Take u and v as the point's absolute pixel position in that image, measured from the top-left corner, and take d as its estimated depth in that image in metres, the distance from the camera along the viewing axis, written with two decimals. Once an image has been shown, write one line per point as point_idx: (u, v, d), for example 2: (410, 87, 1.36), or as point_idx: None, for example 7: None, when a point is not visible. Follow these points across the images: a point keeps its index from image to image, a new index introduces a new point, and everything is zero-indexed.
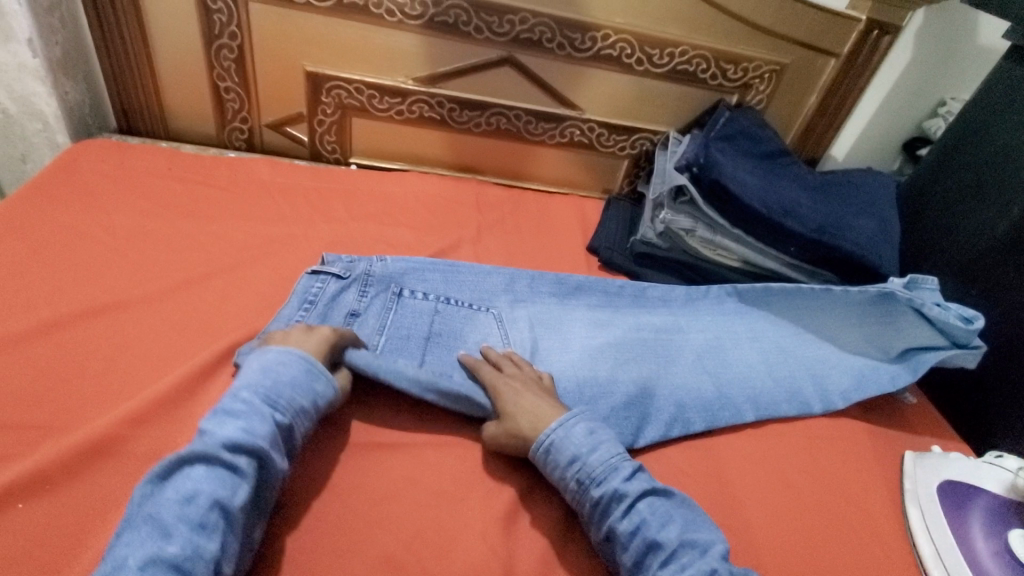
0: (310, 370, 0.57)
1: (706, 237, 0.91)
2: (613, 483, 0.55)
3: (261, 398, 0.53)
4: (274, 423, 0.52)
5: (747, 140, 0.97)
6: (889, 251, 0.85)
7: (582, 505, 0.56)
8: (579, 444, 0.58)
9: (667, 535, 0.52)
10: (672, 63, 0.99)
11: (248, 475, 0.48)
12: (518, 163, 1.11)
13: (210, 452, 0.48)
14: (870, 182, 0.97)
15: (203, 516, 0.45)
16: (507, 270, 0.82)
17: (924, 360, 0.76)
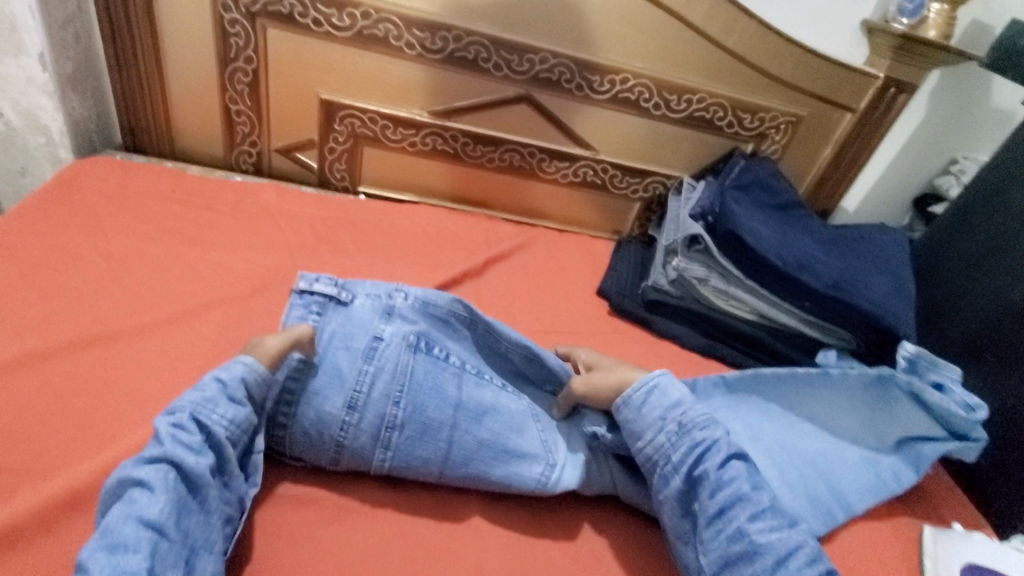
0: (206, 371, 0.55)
1: (720, 287, 0.89)
2: (715, 434, 0.62)
3: (165, 415, 0.51)
4: (171, 427, 0.50)
5: (763, 191, 0.97)
6: (908, 311, 0.83)
7: (678, 446, 0.61)
8: (681, 394, 0.65)
9: (757, 494, 0.58)
10: (689, 110, 0.99)
11: (161, 484, 0.46)
12: (529, 201, 1.09)
13: (116, 481, 0.47)
14: (883, 238, 0.96)
15: (120, 535, 0.43)
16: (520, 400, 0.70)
17: (923, 453, 0.73)
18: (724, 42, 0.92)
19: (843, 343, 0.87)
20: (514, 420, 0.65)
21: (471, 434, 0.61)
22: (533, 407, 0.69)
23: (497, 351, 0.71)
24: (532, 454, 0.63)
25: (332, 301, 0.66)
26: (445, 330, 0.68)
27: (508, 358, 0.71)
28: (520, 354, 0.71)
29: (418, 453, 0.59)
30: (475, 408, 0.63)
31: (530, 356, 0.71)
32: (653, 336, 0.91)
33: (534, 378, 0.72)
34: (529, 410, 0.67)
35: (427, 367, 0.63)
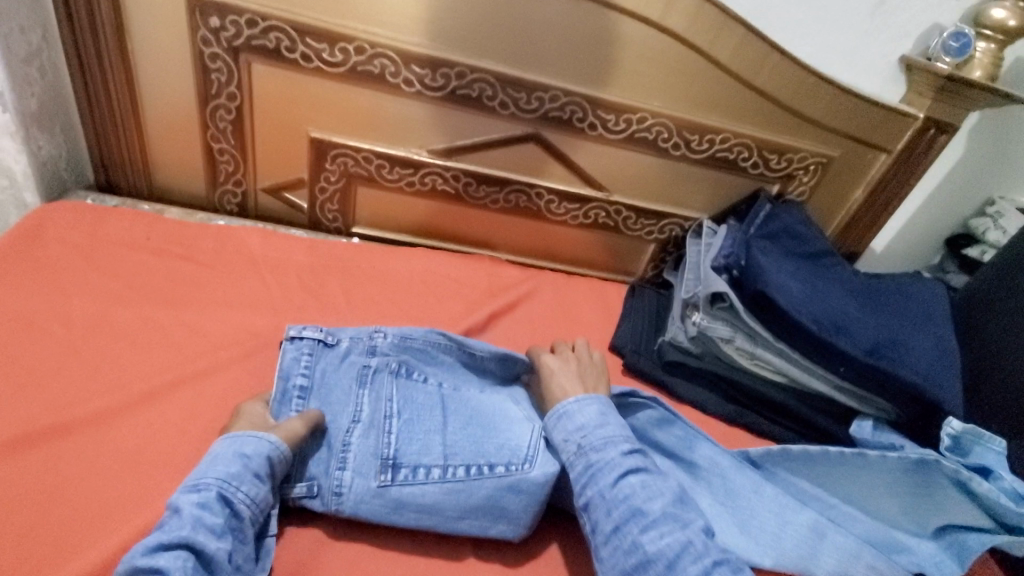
0: (221, 446, 0.54)
1: (746, 348, 0.81)
2: (610, 454, 0.58)
3: (182, 496, 0.49)
4: (188, 509, 0.48)
5: (791, 239, 0.89)
6: (954, 381, 0.76)
7: (575, 467, 0.59)
8: (588, 417, 0.61)
9: (653, 507, 0.54)
10: (711, 150, 0.91)
11: (177, 569, 0.44)
12: (536, 243, 1.02)
13: (125, 568, 0.44)
14: (921, 290, 0.88)
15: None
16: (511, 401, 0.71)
17: (968, 544, 0.65)
18: (752, 81, 0.84)
19: (882, 413, 0.79)
20: (499, 406, 0.67)
21: (462, 416, 0.64)
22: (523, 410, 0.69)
23: (477, 366, 0.72)
24: (521, 423, 0.65)
25: (320, 344, 0.67)
26: (427, 353, 0.70)
27: (483, 368, 0.72)
28: (492, 359, 0.72)
29: (419, 431, 0.61)
30: (463, 402, 0.66)
31: (503, 357, 0.72)
32: (671, 399, 0.83)
33: (515, 386, 0.74)
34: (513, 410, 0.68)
35: (406, 392, 0.64)
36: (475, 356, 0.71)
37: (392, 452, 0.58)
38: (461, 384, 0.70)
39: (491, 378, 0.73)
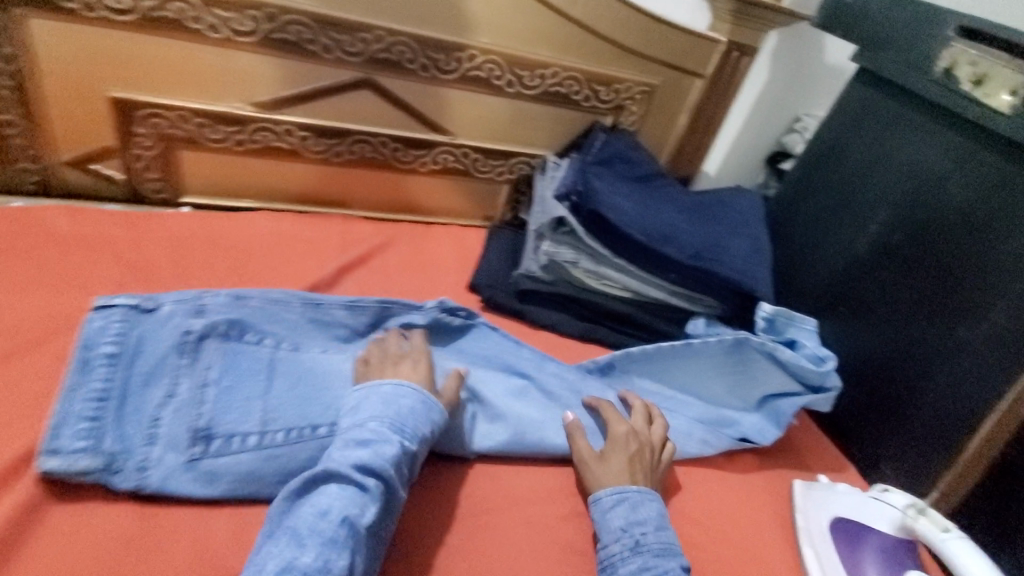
0: (424, 402, 0.59)
1: (590, 268, 0.87)
2: (669, 563, 0.53)
3: (387, 425, 0.55)
4: (405, 448, 0.54)
5: (622, 163, 0.96)
6: (764, 271, 0.85)
7: (626, 562, 0.53)
8: (650, 514, 0.57)
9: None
10: (543, 85, 0.95)
11: (376, 494, 0.50)
12: (388, 195, 1.00)
13: (340, 469, 0.50)
14: (739, 200, 0.98)
15: (331, 529, 0.46)
16: (353, 353, 0.69)
17: (782, 409, 0.75)
18: (569, 13, 0.88)
19: (710, 311, 0.88)
20: (335, 367, 0.65)
21: (290, 376, 0.62)
22: (360, 359, 0.68)
23: (325, 320, 0.70)
24: (353, 380, 0.64)
25: (136, 310, 0.60)
26: (266, 312, 0.67)
27: (332, 319, 0.71)
28: (342, 309, 0.72)
29: (236, 399, 0.57)
30: (296, 363, 0.64)
31: (351, 305, 0.72)
32: (528, 326, 0.87)
33: (369, 338, 0.73)
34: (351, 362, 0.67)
35: (228, 356, 0.60)
36: (322, 309, 0.70)
37: (205, 423, 0.55)
38: (302, 343, 0.68)
39: (340, 332, 0.71)
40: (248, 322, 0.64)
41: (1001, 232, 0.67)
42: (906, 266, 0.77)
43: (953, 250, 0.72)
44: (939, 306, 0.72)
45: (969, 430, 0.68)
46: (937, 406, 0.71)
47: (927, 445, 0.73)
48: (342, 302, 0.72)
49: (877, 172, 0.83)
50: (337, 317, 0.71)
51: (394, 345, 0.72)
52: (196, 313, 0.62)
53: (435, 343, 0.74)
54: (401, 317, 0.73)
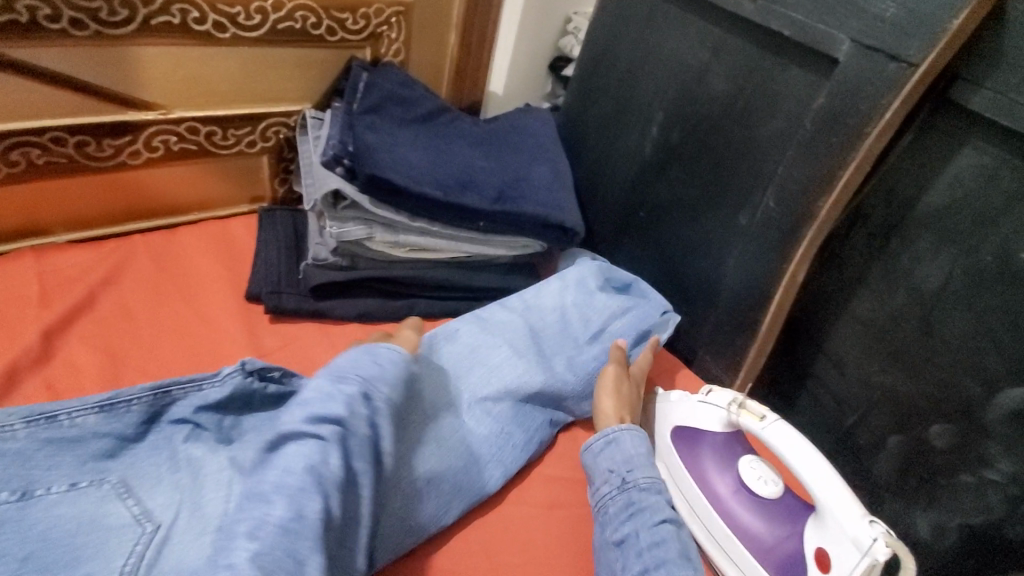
0: (377, 355, 0.58)
1: (389, 240, 0.75)
2: (654, 499, 0.57)
3: (329, 381, 0.54)
4: (356, 387, 0.53)
5: (396, 105, 0.82)
6: (568, 197, 0.82)
7: (614, 499, 0.57)
8: (640, 449, 0.61)
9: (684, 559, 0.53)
10: (269, 22, 0.74)
11: (334, 438, 0.49)
12: (106, 205, 0.76)
13: (293, 429, 0.50)
14: (531, 121, 0.91)
15: (298, 479, 0.46)
16: (120, 483, 0.49)
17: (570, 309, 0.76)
18: None
19: (529, 249, 0.83)
20: (87, 513, 0.46)
21: (9, 558, 0.42)
22: (124, 487, 0.49)
23: (71, 436, 0.50)
24: (115, 535, 0.45)
25: None
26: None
27: (81, 431, 0.50)
28: (93, 414, 0.51)
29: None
30: (19, 528, 0.44)
31: (107, 406, 0.51)
32: (334, 325, 0.75)
33: (146, 441, 0.52)
34: (113, 496, 0.48)
35: None
36: (56, 422, 0.50)
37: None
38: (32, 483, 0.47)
39: (99, 446, 0.50)
40: None
41: (762, 115, 0.68)
42: (689, 165, 0.77)
43: (724, 141, 0.72)
44: (721, 199, 0.74)
45: (764, 305, 0.72)
46: (732, 290, 0.75)
47: (732, 330, 0.77)
48: (101, 399, 0.51)
49: (647, 71, 0.80)
50: (93, 429, 0.50)
51: (181, 444, 0.53)
52: None
53: (244, 415, 0.57)
54: (189, 400, 0.54)
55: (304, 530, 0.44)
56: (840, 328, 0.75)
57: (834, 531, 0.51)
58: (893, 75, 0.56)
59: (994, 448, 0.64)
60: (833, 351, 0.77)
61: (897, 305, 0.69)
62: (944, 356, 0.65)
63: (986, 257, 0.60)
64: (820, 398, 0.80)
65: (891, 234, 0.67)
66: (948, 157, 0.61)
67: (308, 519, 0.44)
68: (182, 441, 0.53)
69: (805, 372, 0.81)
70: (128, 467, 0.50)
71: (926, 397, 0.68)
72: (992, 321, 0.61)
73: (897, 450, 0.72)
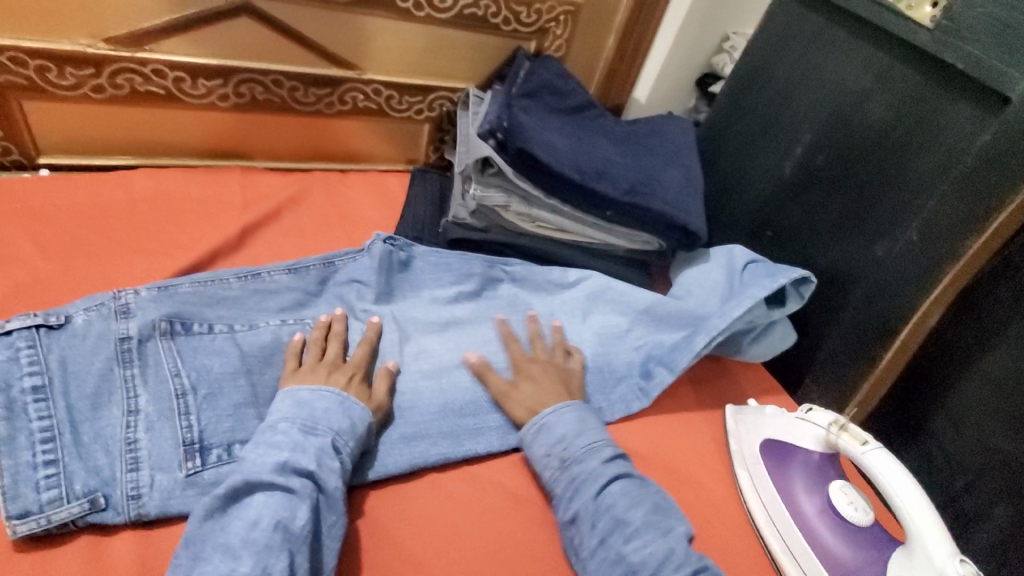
0: (345, 400, 0.56)
1: (522, 211, 0.82)
2: (592, 464, 0.57)
3: (297, 428, 0.52)
4: (328, 440, 0.52)
5: (551, 94, 0.89)
6: (696, 204, 0.85)
7: (557, 481, 0.58)
8: (568, 425, 0.60)
9: (635, 516, 0.54)
10: (457, 7, 0.85)
11: (304, 493, 0.48)
12: (300, 145, 0.91)
13: (262, 478, 0.47)
14: (672, 128, 0.95)
15: (264, 536, 0.44)
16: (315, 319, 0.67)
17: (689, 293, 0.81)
18: None
19: (648, 246, 0.87)
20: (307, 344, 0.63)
21: None
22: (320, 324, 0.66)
23: (271, 288, 0.67)
24: None
25: (40, 329, 0.53)
26: (201, 295, 0.63)
27: (276, 286, 0.68)
28: (283, 275, 0.69)
29: (222, 406, 0.54)
30: (267, 350, 0.60)
31: (292, 270, 0.70)
32: None
33: (322, 296, 0.70)
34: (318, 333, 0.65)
35: (184, 352, 0.56)
36: (261, 277, 0.67)
37: (196, 436, 0.51)
38: (255, 318, 0.64)
39: (291, 297, 0.68)
40: (192, 308, 0.61)
41: (918, 146, 0.67)
42: (828, 189, 0.77)
43: (872, 169, 0.72)
44: (858, 228, 0.73)
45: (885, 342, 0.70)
46: (853, 323, 0.74)
47: (844, 362, 0.75)
48: (284, 266, 0.69)
49: (801, 92, 0.81)
50: (286, 285, 0.68)
51: (354, 299, 0.70)
52: (140, 313, 0.57)
53: (390, 278, 0.74)
54: (347, 268, 0.72)
55: None
56: (960, 382, 0.72)
57: (923, 563, 0.52)
58: None
59: None
60: (951, 402, 0.73)
61: None
62: None
63: None
64: (927, 451, 0.76)
65: None
66: None
67: None
68: (349, 295, 0.70)
69: (917, 426, 0.77)
70: (318, 312, 0.68)
71: None
72: None
73: (1004, 521, 0.68)
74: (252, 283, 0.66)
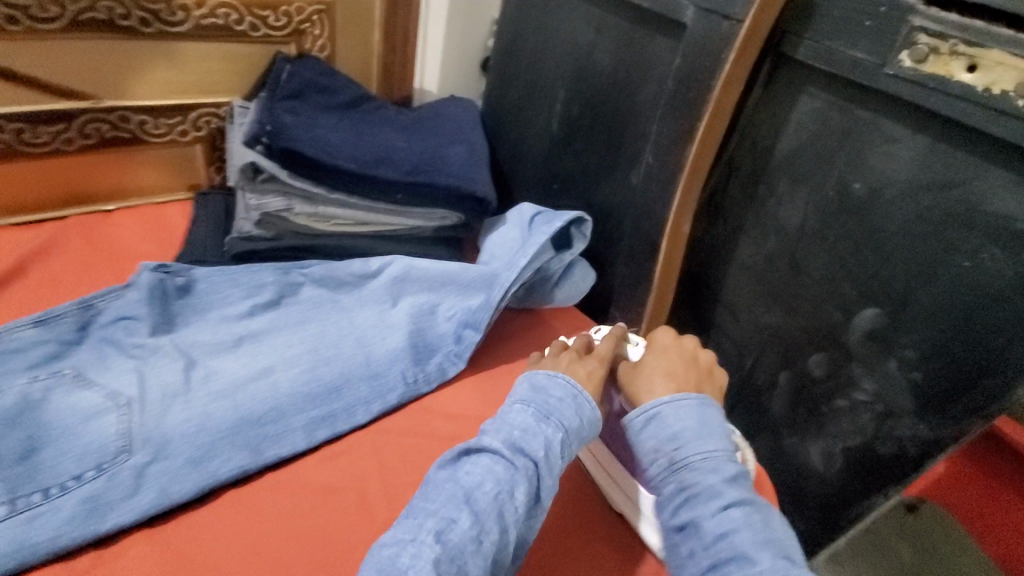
0: (576, 393, 0.58)
1: (308, 211, 0.81)
2: (710, 478, 0.52)
3: (533, 412, 0.55)
4: (559, 432, 0.54)
5: (319, 93, 0.88)
6: (482, 173, 0.89)
7: (666, 484, 0.54)
8: (681, 422, 0.56)
9: (759, 551, 0.47)
10: (192, 19, 0.81)
11: (525, 473, 0.51)
12: (50, 192, 0.82)
13: (498, 448, 0.52)
14: (452, 107, 0.99)
15: (487, 501, 0.48)
16: (71, 367, 0.60)
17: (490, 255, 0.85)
18: None
19: (449, 222, 0.89)
20: (60, 402, 0.57)
21: None
22: (76, 368, 0.60)
23: (15, 346, 0.61)
24: (97, 411, 0.57)
25: None
26: None
27: (22, 342, 0.61)
28: (31, 329, 0.62)
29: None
30: (9, 415, 0.54)
31: (41, 322, 0.63)
32: None
33: (84, 343, 0.63)
34: (70, 379, 0.59)
35: None
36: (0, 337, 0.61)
37: None
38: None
39: (41, 351, 0.61)
40: None
41: (638, 81, 0.75)
42: (587, 135, 0.84)
43: (610, 109, 0.80)
44: (615, 163, 0.81)
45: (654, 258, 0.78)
46: (631, 248, 0.81)
47: (632, 285, 0.83)
48: (32, 317, 0.63)
49: (547, 54, 0.88)
50: (34, 341, 0.61)
51: (123, 337, 0.64)
52: None
53: (168, 306, 0.69)
54: (111, 307, 0.67)
55: (473, 561, 0.45)
56: (729, 278, 0.80)
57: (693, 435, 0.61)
58: (726, 32, 0.64)
59: (859, 370, 0.70)
60: (728, 298, 0.81)
61: (768, 250, 0.75)
62: (809, 290, 0.71)
63: (831, 191, 0.67)
64: (722, 346, 0.84)
65: (758, 182, 0.73)
66: (790, 105, 0.68)
67: (485, 546, 0.46)
68: (117, 335, 0.64)
69: (707, 326, 0.85)
70: (80, 357, 0.61)
71: (804, 330, 0.74)
72: (846, 249, 0.67)
73: (787, 387, 0.78)
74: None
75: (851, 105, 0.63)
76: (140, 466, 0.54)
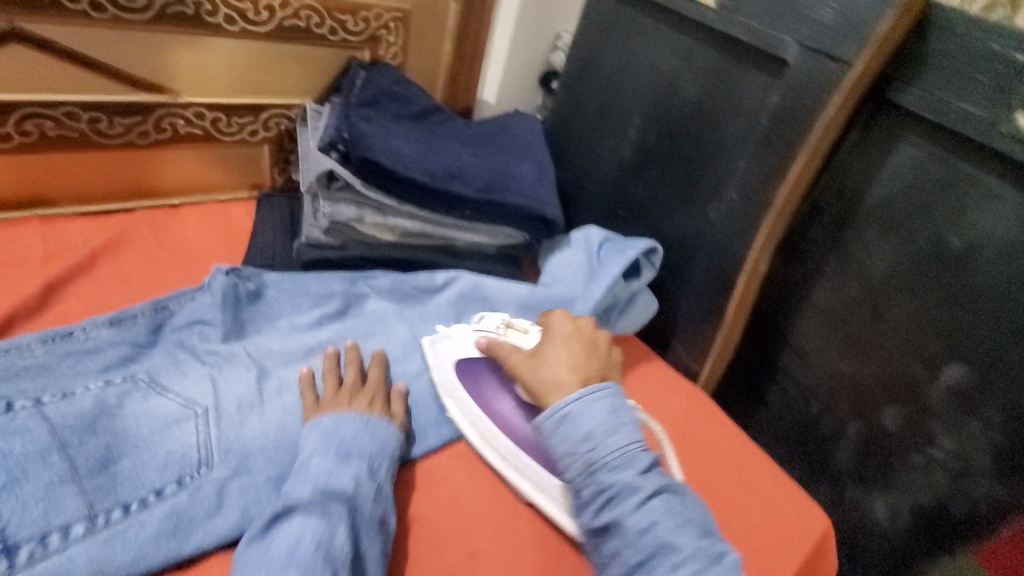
0: (373, 425, 0.59)
1: (378, 221, 0.80)
2: (626, 474, 0.53)
3: (330, 458, 0.54)
4: (362, 467, 0.54)
5: (393, 102, 0.87)
6: (551, 193, 0.87)
7: (586, 485, 0.54)
8: (597, 421, 0.55)
9: (679, 536, 0.50)
10: (275, 19, 0.81)
11: (341, 513, 0.50)
12: (116, 184, 0.81)
13: (300, 502, 0.50)
14: (519, 124, 0.98)
15: (308, 553, 0.46)
16: (145, 370, 0.58)
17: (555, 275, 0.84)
18: None
19: (513, 241, 0.89)
20: (139, 408, 0.55)
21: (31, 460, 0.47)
22: (151, 373, 0.58)
23: (90, 346, 0.60)
24: (176, 420, 0.55)
25: None
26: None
27: (97, 343, 0.60)
28: (104, 329, 0.62)
29: (30, 491, 0.46)
30: (88, 420, 0.52)
31: (114, 322, 0.63)
32: None
33: (157, 346, 0.62)
34: (150, 387, 0.57)
35: None
36: (75, 337, 0.60)
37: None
38: (70, 385, 0.55)
39: (116, 352, 0.60)
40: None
41: (725, 115, 0.74)
42: (662, 164, 0.83)
43: (692, 140, 0.78)
44: (691, 195, 0.80)
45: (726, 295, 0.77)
46: (701, 283, 0.80)
47: (699, 319, 0.82)
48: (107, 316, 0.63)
49: (625, 79, 0.87)
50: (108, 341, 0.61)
51: (196, 343, 0.63)
52: None
53: (240, 312, 0.68)
54: (184, 309, 0.66)
55: None
56: (802, 321, 0.79)
57: None
58: (834, 74, 0.64)
59: (938, 427, 0.68)
60: (798, 341, 0.80)
61: (850, 295, 0.73)
62: (891, 341, 0.70)
63: (924, 243, 0.65)
64: (787, 389, 0.83)
65: (844, 227, 0.72)
66: (888, 152, 0.67)
67: None
68: (190, 338, 0.63)
69: (772, 367, 0.84)
70: (154, 361, 0.60)
71: (882, 381, 0.72)
72: (932, 303, 0.66)
73: (857, 438, 0.76)
74: (67, 345, 0.59)
75: (952, 158, 0.62)
76: (221, 481, 0.53)
